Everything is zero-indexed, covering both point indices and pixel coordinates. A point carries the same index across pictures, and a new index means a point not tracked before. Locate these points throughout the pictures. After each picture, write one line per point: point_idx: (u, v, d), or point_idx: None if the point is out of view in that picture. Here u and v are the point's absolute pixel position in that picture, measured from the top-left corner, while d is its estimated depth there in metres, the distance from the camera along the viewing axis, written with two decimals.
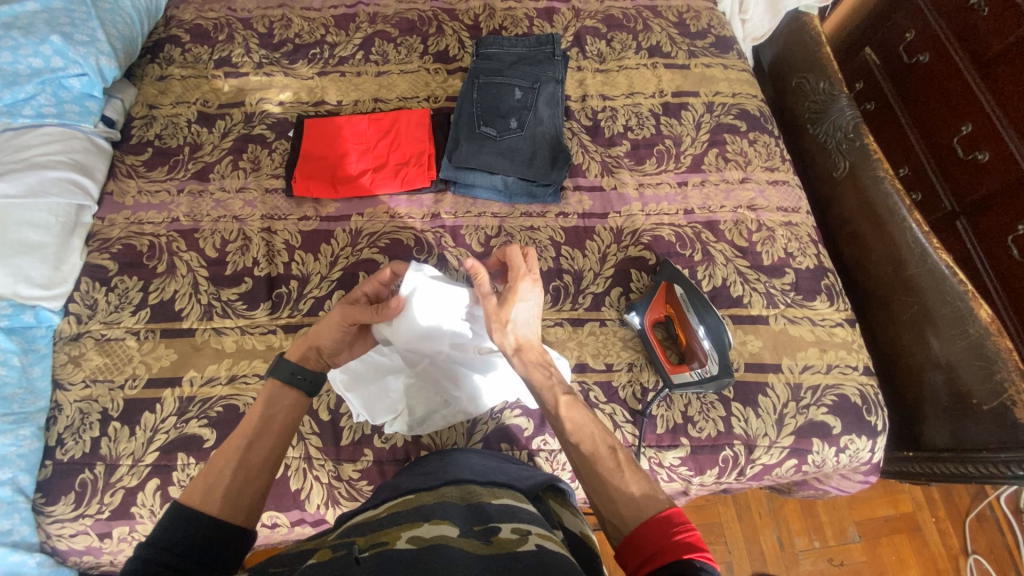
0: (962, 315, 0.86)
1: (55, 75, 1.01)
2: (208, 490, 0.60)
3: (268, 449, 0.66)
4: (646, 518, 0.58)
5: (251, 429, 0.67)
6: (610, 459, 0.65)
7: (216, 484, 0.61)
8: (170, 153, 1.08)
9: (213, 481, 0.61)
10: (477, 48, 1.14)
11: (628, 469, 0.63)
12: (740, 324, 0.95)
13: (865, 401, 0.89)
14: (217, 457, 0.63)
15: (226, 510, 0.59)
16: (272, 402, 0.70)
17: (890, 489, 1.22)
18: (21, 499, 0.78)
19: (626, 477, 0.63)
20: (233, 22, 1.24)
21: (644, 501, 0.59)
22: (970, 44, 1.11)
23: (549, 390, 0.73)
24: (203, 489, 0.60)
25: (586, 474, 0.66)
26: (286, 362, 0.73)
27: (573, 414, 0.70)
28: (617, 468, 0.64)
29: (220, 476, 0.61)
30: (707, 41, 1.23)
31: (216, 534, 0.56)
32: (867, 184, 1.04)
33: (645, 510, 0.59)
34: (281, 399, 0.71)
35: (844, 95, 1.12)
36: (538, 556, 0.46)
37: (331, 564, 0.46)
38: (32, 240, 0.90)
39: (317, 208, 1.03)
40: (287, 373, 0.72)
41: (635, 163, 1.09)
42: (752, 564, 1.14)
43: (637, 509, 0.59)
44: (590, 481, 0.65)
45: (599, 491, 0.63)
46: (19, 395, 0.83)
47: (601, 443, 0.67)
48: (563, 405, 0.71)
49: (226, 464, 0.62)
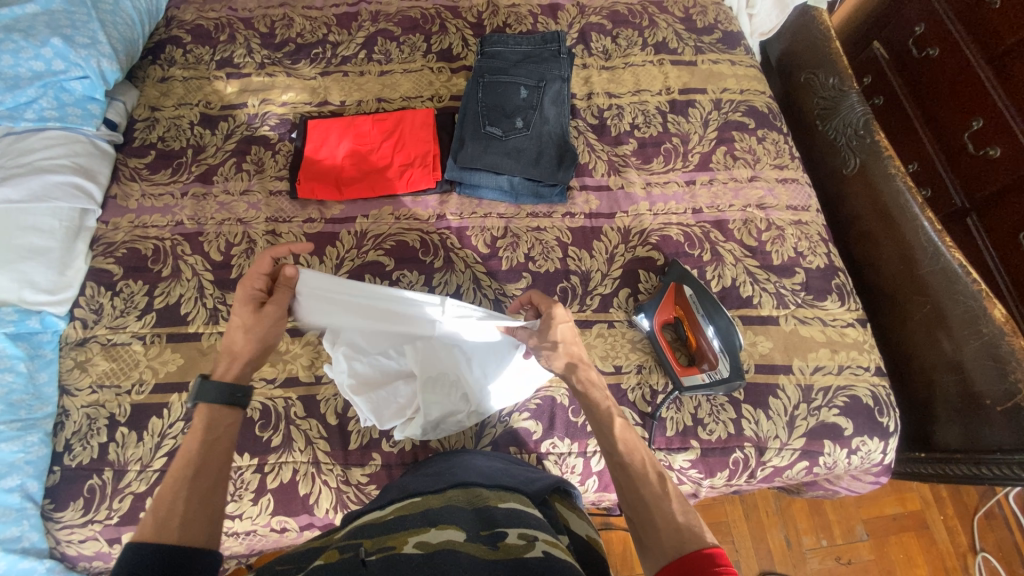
0: (976, 316, 0.85)
1: (57, 78, 1.00)
2: (161, 524, 0.54)
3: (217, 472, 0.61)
4: (688, 552, 0.53)
5: (195, 454, 0.61)
6: (656, 486, 0.61)
7: (169, 515, 0.55)
8: (172, 156, 1.07)
9: (165, 512, 0.55)
10: (482, 47, 1.13)
11: (673, 502, 0.60)
12: (750, 325, 0.94)
13: (877, 402, 0.88)
14: (163, 489, 0.57)
15: (185, 535, 0.55)
16: (219, 424, 0.65)
17: (898, 487, 1.21)
18: (30, 505, 0.78)
19: (672, 508, 0.59)
20: (234, 22, 1.23)
21: (688, 534, 0.55)
22: (983, 37, 1.09)
23: (606, 408, 0.69)
24: (154, 522, 0.54)
25: (629, 498, 0.62)
26: (215, 385, 0.66)
27: (627, 436, 0.67)
28: (665, 497, 0.60)
29: (171, 506, 0.56)
30: (714, 36, 1.22)
31: (176, 562, 0.52)
32: (878, 181, 1.03)
33: (687, 543, 0.54)
34: (222, 420, 0.65)
35: (853, 91, 1.11)
36: (544, 563, 0.45)
37: (336, 565, 0.45)
38: (36, 245, 0.90)
39: (322, 210, 1.02)
40: (229, 395, 0.66)
41: (642, 162, 1.08)
42: (760, 563, 1.13)
43: (680, 542, 0.55)
44: (632, 504, 0.61)
45: (641, 518, 0.59)
46: (26, 401, 0.82)
47: (650, 470, 0.63)
48: (618, 428, 0.67)
49: (176, 493, 0.57)
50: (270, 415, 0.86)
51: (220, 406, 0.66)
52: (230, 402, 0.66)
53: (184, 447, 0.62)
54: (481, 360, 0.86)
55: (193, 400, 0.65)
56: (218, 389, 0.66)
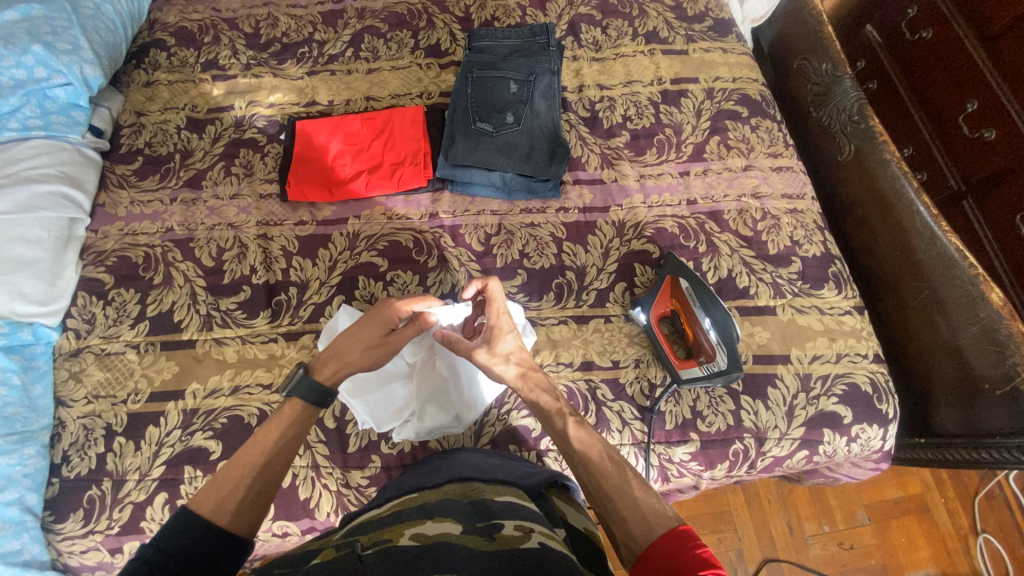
0: (973, 300, 0.84)
1: (40, 85, 0.99)
2: (220, 503, 0.58)
3: (281, 472, 0.64)
4: (655, 539, 0.55)
5: (269, 447, 0.64)
6: (617, 477, 0.62)
7: (229, 498, 0.59)
8: (160, 161, 1.06)
9: (224, 494, 0.59)
10: (470, 42, 1.11)
11: (636, 489, 0.60)
12: (747, 316, 0.93)
13: (875, 389, 0.88)
14: (231, 470, 0.61)
15: (235, 523, 0.57)
16: (297, 421, 0.68)
17: (899, 471, 1.22)
18: (29, 518, 0.78)
19: (635, 497, 0.60)
20: (218, 23, 1.21)
21: (654, 519, 0.57)
22: (975, 18, 1.08)
23: (557, 412, 0.71)
24: (214, 501, 0.58)
25: (595, 495, 0.63)
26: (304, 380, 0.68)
27: (580, 433, 0.68)
28: (627, 487, 0.60)
29: (233, 489, 0.60)
30: (705, 24, 1.21)
31: (220, 548, 0.55)
32: (873, 167, 1.02)
33: (654, 529, 0.56)
34: (303, 418, 0.68)
35: (846, 76, 1.10)
36: (539, 553, 0.45)
37: (333, 562, 0.45)
38: (26, 256, 0.89)
39: (313, 212, 1.01)
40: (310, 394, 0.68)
41: (635, 154, 1.07)
42: (762, 551, 1.14)
43: (646, 530, 0.56)
44: (599, 500, 0.62)
45: (609, 512, 0.60)
46: (21, 413, 0.82)
47: (608, 462, 0.64)
48: (572, 429, 0.68)
49: (240, 479, 0.61)
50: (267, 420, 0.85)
51: (307, 405, 0.69)
52: (315, 402, 0.69)
53: (264, 433, 0.66)
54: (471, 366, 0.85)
55: (288, 391, 0.69)
56: (311, 386, 0.69)
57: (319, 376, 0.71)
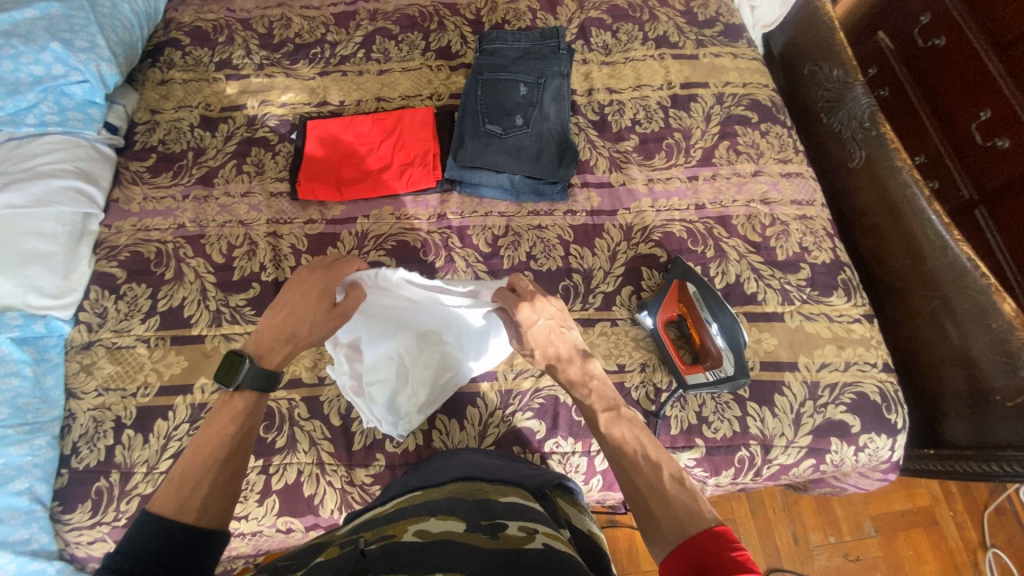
0: (985, 310, 0.83)
1: (57, 82, 1.00)
2: (182, 503, 0.57)
3: (241, 463, 0.64)
4: (689, 538, 0.54)
5: (225, 441, 0.63)
6: (651, 474, 0.61)
7: (193, 495, 0.58)
8: (174, 159, 1.07)
9: (187, 491, 0.58)
10: (481, 44, 1.12)
11: (670, 487, 0.59)
12: (755, 321, 0.93)
13: (884, 398, 0.87)
14: (188, 465, 0.60)
15: (202, 519, 0.57)
16: (249, 412, 0.66)
17: (907, 483, 1.20)
18: (38, 508, 0.79)
19: (668, 495, 0.59)
20: (232, 23, 1.23)
21: (687, 517, 0.56)
22: (989, 27, 1.07)
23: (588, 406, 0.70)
24: (176, 500, 0.57)
25: (628, 492, 0.62)
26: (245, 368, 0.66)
27: (614, 431, 0.67)
28: (660, 486, 0.60)
29: (196, 488, 0.59)
30: (716, 29, 1.20)
31: (189, 545, 0.54)
32: (885, 174, 1.01)
33: (687, 529, 0.55)
34: (254, 408, 0.67)
35: (858, 83, 1.08)
36: (543, 554, 0.45)
37: (336, 558, 0.45)
38: (40, 249, 0.90)
39: (322, 211, 1.02)
40: (259, 380, 0.67)
41: (644, 158, 1.07)
42: (767, 560, 1.13)
43: (679, 529, 0.55)
44: (632, 497, 0.61)
45: (642, 510, 0.60)
46: (32, 404, 0.83)
47: (643, 458, 0.63)
48: (603, 424, 0.68)
49: (200, 477, 0.59)
50: (274, 416, 0.86)
51: (256, 391, 0.68)
52: (263, 388, 0.68)
53: (215, 425, 0.64)
54: (468, 337, 0.87)
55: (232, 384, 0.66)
56: (260, 375, 0.67)
57: (263, 363, 0.70)
